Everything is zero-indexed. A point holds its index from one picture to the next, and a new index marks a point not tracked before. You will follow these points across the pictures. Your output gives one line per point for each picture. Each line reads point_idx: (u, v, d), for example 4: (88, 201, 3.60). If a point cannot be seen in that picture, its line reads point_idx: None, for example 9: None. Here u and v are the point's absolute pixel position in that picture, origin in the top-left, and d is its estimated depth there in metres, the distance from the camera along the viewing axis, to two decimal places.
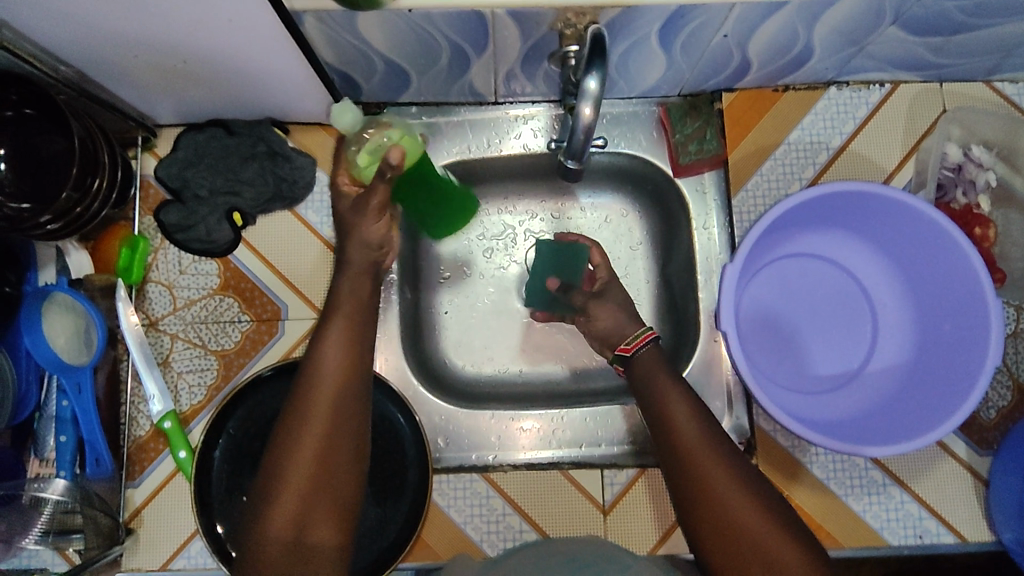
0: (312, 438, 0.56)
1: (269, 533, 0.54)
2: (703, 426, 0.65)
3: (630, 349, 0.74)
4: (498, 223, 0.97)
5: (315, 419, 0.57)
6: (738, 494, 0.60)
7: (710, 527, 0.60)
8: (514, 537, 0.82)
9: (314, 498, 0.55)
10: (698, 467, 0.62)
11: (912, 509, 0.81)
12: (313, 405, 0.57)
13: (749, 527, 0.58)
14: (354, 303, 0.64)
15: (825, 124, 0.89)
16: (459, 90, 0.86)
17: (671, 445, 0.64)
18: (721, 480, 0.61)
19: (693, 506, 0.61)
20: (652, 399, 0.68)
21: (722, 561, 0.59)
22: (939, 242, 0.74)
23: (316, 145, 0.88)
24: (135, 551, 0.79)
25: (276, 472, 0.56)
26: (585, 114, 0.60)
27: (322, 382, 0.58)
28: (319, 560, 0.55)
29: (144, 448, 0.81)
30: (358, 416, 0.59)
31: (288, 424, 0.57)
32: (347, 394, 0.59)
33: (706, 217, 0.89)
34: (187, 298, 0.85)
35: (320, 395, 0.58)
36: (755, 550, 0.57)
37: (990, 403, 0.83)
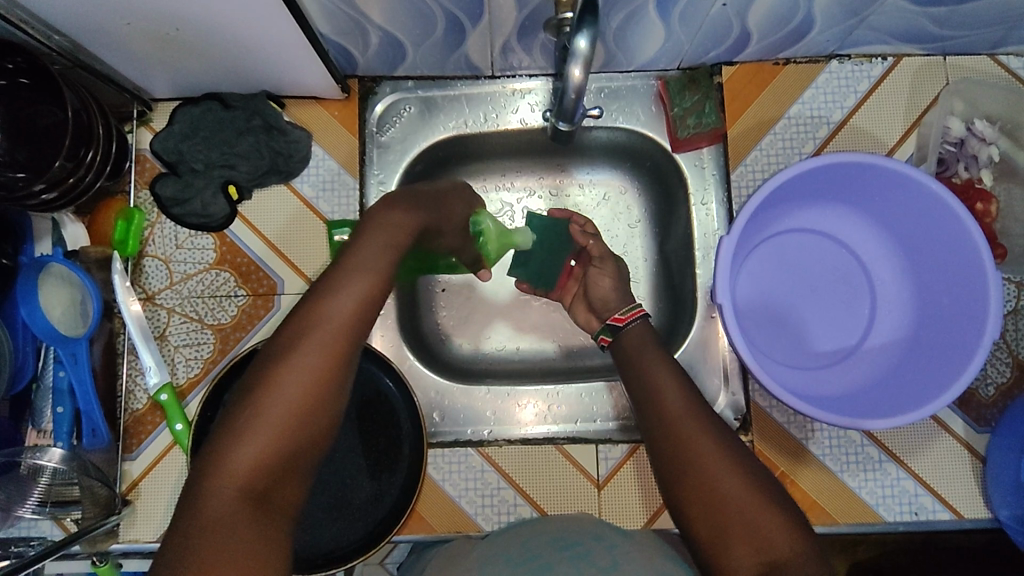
0: (294, 390, 0.51)
1: (224, 488, 0.49)
2: (687, 400, 0.67)
3: (623, 319, 0.79)
4: (495, 200, 0.97)
5: (302, 371, 0.51)
6: (728, 472, 0.60)
7: (695, 498, 0.60)
8: (510, 511, 0.82)
9: (282, 453, 0.50)
10: (683, 439, 0.63)
11: (908, 486, 0.81)
12: (303, 357, 0.52)
13: (733, 496, 0.58)
14: (379, 265, 0.57)
15: (825, 98, 0.88)
16: (455, 64, 0.85)
17: (660, 420, 0.66)
18: (706, 450, 0.62)
19: (679, 478, 0.61)
20: (637, 376, 0.72)
21: (707, 531, 0.58)
22: (942, 216, 0.72)
23: (311, 119, 0.88)
24: (133, 522, 0.80)
25: (250, 421, 0.50)
26: (575, 76, 0.60)
27: (320, 332, 0.53)
28: (273, 523, 0.50)
29: (141, 421, 0.82)
30: (346, 380, 0.54)
31: (271, 370, 0.52)
32: (343, 355, 0.53)
33: (704, 192, 0.88)
34: (184, 273, 0.85)
35: (314, 346, 0.52)
36: (740, 518, 0.57)
37: (989, 380, 0.82)
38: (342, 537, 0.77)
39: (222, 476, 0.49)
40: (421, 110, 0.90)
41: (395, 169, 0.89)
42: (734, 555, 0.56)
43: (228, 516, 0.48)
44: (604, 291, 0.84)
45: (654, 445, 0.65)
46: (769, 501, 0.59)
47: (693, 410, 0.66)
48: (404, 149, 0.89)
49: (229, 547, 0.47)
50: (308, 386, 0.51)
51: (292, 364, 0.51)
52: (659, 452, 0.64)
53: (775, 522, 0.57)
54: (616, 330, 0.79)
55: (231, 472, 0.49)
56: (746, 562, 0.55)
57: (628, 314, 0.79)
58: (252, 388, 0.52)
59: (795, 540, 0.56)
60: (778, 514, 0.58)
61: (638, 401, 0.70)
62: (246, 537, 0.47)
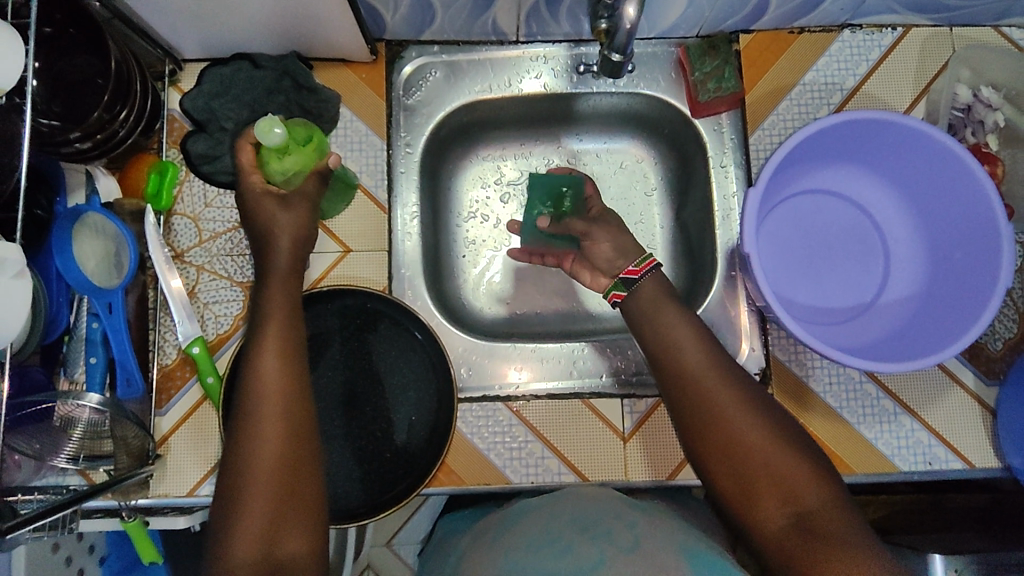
0: (275, 390, 0.62)
1: (258, 482, 0.58)
2: (705, 351, 0.69)
3: (636, 270, 0.76)
4: (514, 168, 1.01)
5: (271, 377, 0.62)
6: (750, 427, 0.64)
7: (718, 452, 0.64)
8: (537, 464, 0.83)
9: (287, 417, 0.61)
10: (704, 397, 0.66)
11: (922, 437, 0.83)
12: (263, 372, 0.62)
13: (758, 447, 0.63)
14: (285, 288, 0.69)
15: (838, 66, 0.91)
16: (481, 27, 0.88)
17: (677, 377, 0.68)
18: (727, 403, 0.65)
19: (702, 436, 0.65)
20: (651, 329, 0.72)
21: (733, 485, 0.63)
22: (957, 173, 0.75)
23: (338, 80, 0.90)
24: (163, 477, 0.81)
25: (259, 414, 0.61)
26: (629, 14, 0.64)
27: (268, 346, 0.64)
28: (304, 497, 0.59)
29: (170, 376, 0.82)
30: (302, 356, 0.65)
31: (254, 380, 0.62)
32: (293, 357, 0.64)
33: (722, 155, 0.90)
34: (212, 231, 0.86)
35: (267, 351, 0.64)
36: (765, 470, 0.62)
37: (997, 334, 0.84)
38: (375, 488, 0.78)
39: (252, 469, 0.58)
40: (446, 75, 0.92)
41: (422, 132, 0.91)
42: (762, 506, 0.61)
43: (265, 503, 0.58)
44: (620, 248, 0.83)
45: (674, 399, 0.68)
46: (790, 448, 0.63)
47: (713, 365, 0.68)
48: (431, 112, 0.91)
49: (274, 525, 0.57)
50: (285, 378, 0.62)
51: (263, 373, 0.62)
52: (679, 406, 0.67)
53: (798, 469, 0.62)
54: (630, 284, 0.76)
55: (255, 458, 0.59)
56: (774, 512, 0.61)
57: (641, 267, 0.77)
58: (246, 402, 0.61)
59: (818, 486, 0.61)
60: (799, 460, 0.63)
61: (651, 358, 0.71)
62: (273, 510, 0.57)
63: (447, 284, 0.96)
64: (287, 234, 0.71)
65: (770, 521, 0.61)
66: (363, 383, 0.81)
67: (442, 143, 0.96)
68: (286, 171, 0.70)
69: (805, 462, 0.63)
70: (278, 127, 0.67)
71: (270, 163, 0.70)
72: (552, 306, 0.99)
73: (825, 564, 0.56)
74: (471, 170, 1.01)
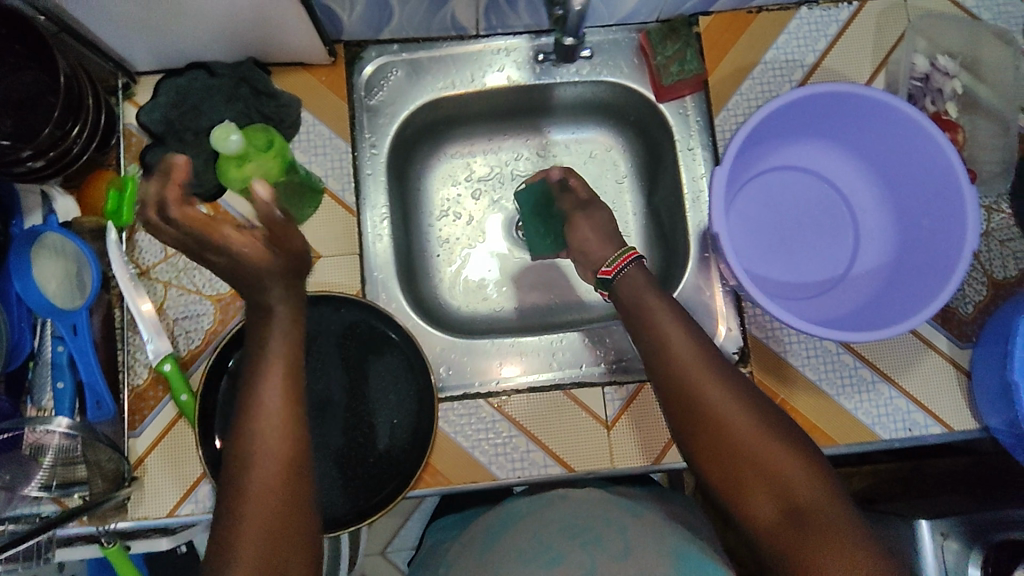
0: (273, 408, 0.58)
1: (252, 505, 0.56)
2: (695, 343, 0.70)
3: (611, 271, 0.79)
4: (484, 164, 1.01)
5: (269, 393, 0.59)
6: (743, 421, 0.64)
7: (709, 444, 0.65)
8: (523, 458, 0.83)
9: (286, 437, 0.58)
10: (697, 390, 0.66)
11: (900, 404, 0.83)
12: (264, 389, 0.59)
13: (750, 440, 0.63)
14: None
15: (798, 42, 0.91)
16: (440, 23, 0.87)
17: (668, 370, 0.69)
18: (716, 395, 0.66)
19: (696, 428, 0.66)
20: (643, 325, 0.73)
21: (725, 479, 0.64)
22: (917, 141, 0.76)
23: (297, 84, 0.88)
24: (142, 499, 0.78)
25: (250, 439, 0.57)
26: None
27: (265, 360, 0.60)
28: (298, 522, 0.57)
29: (143, 397, 0.79)
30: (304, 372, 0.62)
31: (251, 397, 0.59)
32: (296, 372, 0.61)
33: (689, 138, 0.90)
34: (178, 245, 0.84)
35: (266, 366, 0.60)
36: (759, 465, 0.62)
37: (968, 298, 0.85)
38: (360, 494, 0.77)
39: (248, 489, 0.56)
40: (407, 74, 0.91)
41: (386, 133, 0.90)
42: (753, 498, 0.62)
43: (258, 528, 0.55)
44: (594, 243, 0.84)
45: (667, 394, 0.69)
46: (784, 439, 0.63)
47: (706, 359, 0.69)
48: (395, 112, 0.90)
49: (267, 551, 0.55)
50: None
51: (263, 390, 0.59)
52: (669, 398, 0.68)
53: (792, 462, 0.62)
54: (609, 283, 0.79)
55: (251, 479, 0.56)
56: (766, 506, 0.61)
57: (616, 265, 0.79)
58: (241, 420, 0.58)
59: (812, 482, 0.61)
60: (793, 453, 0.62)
61: (647, 351, 0.72)
62: (266, 546, 0.55)
63: (423, 284, 0.96)
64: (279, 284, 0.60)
65: (762, 513, 0.61)
66: (342, 389, 0.80)
67: (409, 143, 0.95)
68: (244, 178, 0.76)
69: (799, 455, 0.63)
70: (232, 135, 0.73)
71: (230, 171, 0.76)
72: (529, 300, 0.98)
73: (816, 560, 0.57)
74: (440, 168, 1.00)
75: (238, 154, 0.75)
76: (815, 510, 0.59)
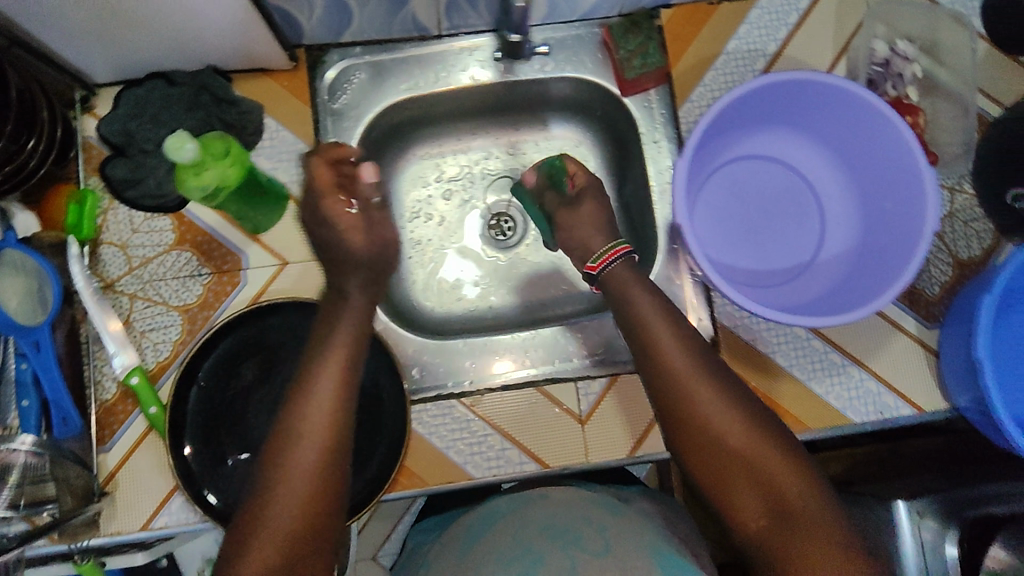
0: (321, 416, 0.59)
1: (283, 514, 0.56)
2: (684, 341, 0.69)
3: (597, 267, 0.79)
4: (453, 164, 1.01)
5: (321, 399, 0.60)
6: (732, 422, 0.64)
7: (699, 446, 0.64)
8: (498, 457, 0.82)
9: (329, 445, 0.59)
10: (685, 390, 0.66)
11: (871, 386, 0.84)
12: (314, 394, 0.60)
13: (740, 442, 0.63)
14: None
15: (760, 32, 0.91)
16: (402, 24, 0.86)
17: (659, 371, 0.68)
18: (707, 396, 0.65)
19: (683, 429, 0.65)
20: (632, 321, 0.73)
21: (713, 479, 0.64)
22: (877, 126, 0.76)
23: (259, 91, 0.87)
24: (114, 514, 0.78)
25: (293, 441, 0.58)
26: None
27: (330, 364, 0.62)
28: (325, 531, 0.58)
29: (112, 411, 0.79)
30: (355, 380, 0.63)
31: (302, 401, 0.60)
32: (348, 380, 0.62)
33: (654, 131, 0.90)
34: (142, 257, 0.83)
35: (327, 371, 0.61)
36: (748, 467, 0.62)
37: (934, 279, 0.86)
38: None
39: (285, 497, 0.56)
40: (370, 76, 0.90)
41: (351, 135, 0.89)
42: (742, 501, 0.62)
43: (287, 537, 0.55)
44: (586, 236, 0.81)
45: (654, 393, 0.68)
46: (775, 441, 0.63)
47: (695, 358, 0.68)
48: (359, 115, 0.89)
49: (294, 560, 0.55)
50: None
51: (315, 395, 0.60)
52: (659, 399, 0.67)
53: (783, 466, 0.62)
54: (594, 278, 0.79)
55: (288, 486, 0.57)
56: (755, 509, 0.61)
57: (600, 261, 0.79)
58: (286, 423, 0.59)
59: (802, 484, 0.61)
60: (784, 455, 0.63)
61: (634, 350, 0.72)
62: (283, 556, 0.55)
63: (394, 287, 0.95)
64: (358, 275, 0.68)
65: (751, 517, 0.62)
66: None
67: (376, 147, 0.95)
68: (204, 187, 0.69)
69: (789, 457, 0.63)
70: (186, 142, 0.65)
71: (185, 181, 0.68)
72: (503, 298, 0.99)
73: (808, 559, 0.58)
74: (409, 169, 1.00)
75: (194, 163, 0.68)
76: (805, 511, 0.60)
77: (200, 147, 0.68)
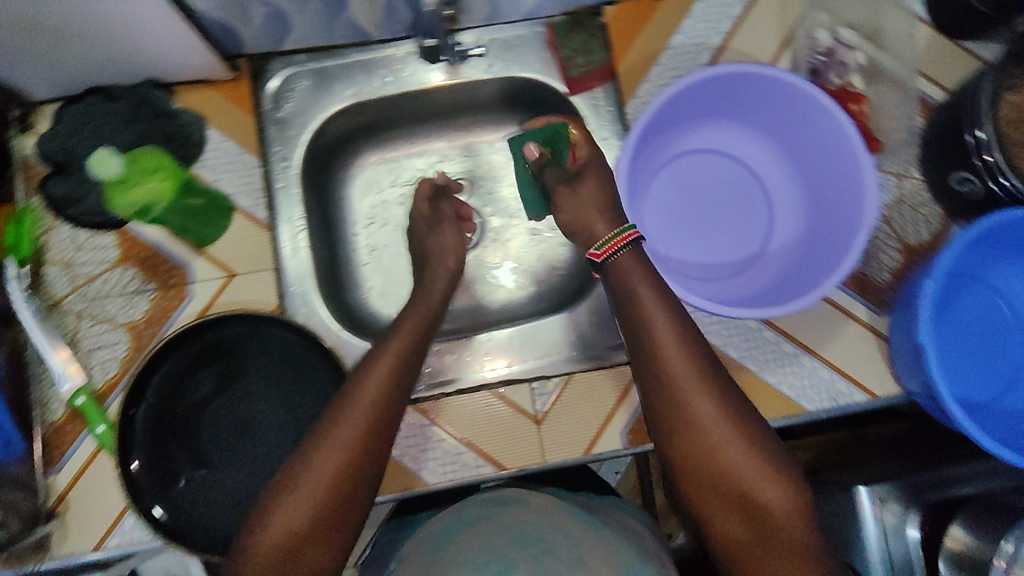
0: (362, 413, 0.64)
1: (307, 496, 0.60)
2: (691, 347, 0.65)
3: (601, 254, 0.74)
4: (407, 169, 1.01)
5: (366, 398, 0.65)
6: (730, 441, 0.62)
7: (688, 458, 0.63)
8: (454, 461, 0.82)
9: (367, 440, 0.63)
10: (684, 400, 0.63)
11: (823, 374, 0.84)
12: (362, 392, 0.66)
13: (736, 463, 0.61)
14: None
15: (704, 25, 0.90)
16: (343, 30, 0.86)
17: (658, 378, 0.64)
18: (708, 414, 0.62)
19: (677, 439, 0.63)
20: (631, 315, 0.69)
21: (698, 491, 0.63)
22: (816, 116, 0.77)
23: (201, 102, 0.87)
24: (65, 536, 0.77)
25: (332, 430, 0.63)
26: None
27: (377, 367, 0.68)
28: (344, 520, 0.61)
29: (61, 432, 0.79)
30: (403, 389, 0.68)
31: (348, 395, 0.66)
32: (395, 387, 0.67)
33: (603, 128, 0.90)
34: (87, 275, 0.83)
35: (374, 374, 0.67)
36: (734, 487, 0.61)
37: (884, 265, 0.87)
38: None
39: (309, 485, 0.60)
40: (315, 83, 0.89)
41: (297, 143, 0.88)
42: (721, 517, 0.62)
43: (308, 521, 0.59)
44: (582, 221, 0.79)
45: (651, 396, 0.65)
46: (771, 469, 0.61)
47: (700, 366, 0.64)
48: (304, 123, 0.88)
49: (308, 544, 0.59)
50: None
51: (358, 395, 0.66)
52: (655, 406, 0.65)
53: (772, 490, 0.61)
54: (599, 266, 0.74)
55: (319, 472, 0.61)
56: (733, 524, 0.62)
57: (605, 249, 0.74)
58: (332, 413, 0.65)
59: (790, 512, 0.60)
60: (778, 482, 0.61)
61: (632, 345, 0.68)
62: (299, 535, 0.59)
63: (349, 295, 0.95)
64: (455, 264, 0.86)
65: (728, 533, 0.62)
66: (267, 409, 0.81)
67: (325, 155, 0.94)
68: (133, 202, 0.76)
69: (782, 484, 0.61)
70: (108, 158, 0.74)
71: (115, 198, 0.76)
72: (461, 301, 0.98)
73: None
74: (361, 175, 0.99)
75: (121, 179, 0.75)
76: (784, 537, 0.60)
77: (126, 163, 0.75)
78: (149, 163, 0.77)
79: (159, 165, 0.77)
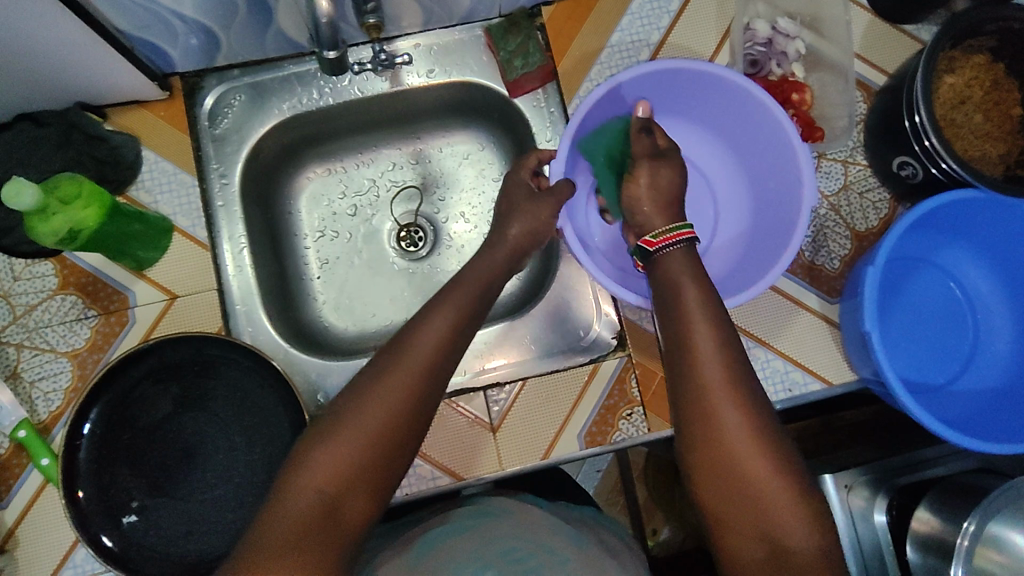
0: (379, 416, 0.57)
1: (300, 500, 0.54)
2: (723, 340, 0.61)
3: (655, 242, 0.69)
4: (355, 179, 0.99)
5: (386, 399, 0.58)
6: (756, 447, 0.56)
7: (711, 457, 0.57)
8: (411, 474, 0.82)
9: (378, 443, 0.57)
10: (712, 396, 0.58)
11: (778, 365, 0.84)
12: (381, 387, 0.58)
13: (761, 478, 0.55)
14: None
15: (641, 22, 0.90)
16: (275, 42, 0.84)
17: (690, 365, 0.60)
18: (734, 421, 0.57)
19: (702, 436, 0.58)
20: (669, 300, 0.64)
21: (717, 497, 0.57)
22: (751, 107, 0.77)
23: (136, 124, 0.86)
24: (15, 572, 0.76)
25: (343, 428, 0.57)
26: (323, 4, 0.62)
27: (407, 363, 0.60)
28: (341, 529, 0.54)
29: (6, 466, 0.78)
30: (432, 393, 0.61)
31: (369, 388, 0.59)
32: (423, 392, 0.60)
33: (547, 130, 0.90)
34: (26, 305, 0.81)
35: (404, 372, 0.60)
36: (750, 501, 0.56)
37: (834, 253, 0.87)
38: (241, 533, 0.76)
39: (305, 486, 0.54)
40: (250, 97, 0.88)
41: (235, 160, 0.87)
42: (737, 534, 0.56)
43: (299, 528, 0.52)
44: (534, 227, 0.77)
45: (678, 386, 0.61)
46: (798, 494, 0.55)
47: (730, 359, 0.59)
48: (241, 138, 0.87)
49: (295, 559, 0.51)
50: None
51: (378, 394, 0.58)
52: (681, 396, 0.60)
53: (793, 508, 0.55)
54: (649, 255, 0.70)
55: (325, 472, 0.55)
56: (752, 544, 0.55)
57: (660, 238, 0.70)
58: (344, 412, 0.58)
59: (812, 534, 0.54)
60: (803, 512, 0.55)
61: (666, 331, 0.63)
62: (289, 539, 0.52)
63: (301, 310, 0.94)
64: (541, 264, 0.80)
65: (744, 554, 0.56)
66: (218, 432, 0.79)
67: (268, 171, 0.93)
68: (57, 231, 0.69)
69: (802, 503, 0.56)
70: (25, 188, 0.64)
71: (35, 226, 0.68)
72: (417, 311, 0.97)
73: None
74: (307, 188, 0.98)
75: (39, 207, 0.67)
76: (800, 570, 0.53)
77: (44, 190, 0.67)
78: (74, 189, 0.70)
79: (84, 190, 0.70)
